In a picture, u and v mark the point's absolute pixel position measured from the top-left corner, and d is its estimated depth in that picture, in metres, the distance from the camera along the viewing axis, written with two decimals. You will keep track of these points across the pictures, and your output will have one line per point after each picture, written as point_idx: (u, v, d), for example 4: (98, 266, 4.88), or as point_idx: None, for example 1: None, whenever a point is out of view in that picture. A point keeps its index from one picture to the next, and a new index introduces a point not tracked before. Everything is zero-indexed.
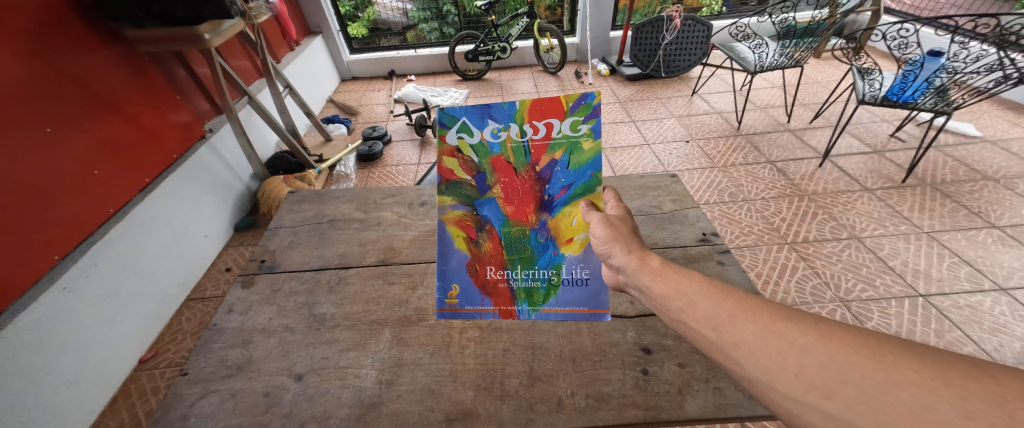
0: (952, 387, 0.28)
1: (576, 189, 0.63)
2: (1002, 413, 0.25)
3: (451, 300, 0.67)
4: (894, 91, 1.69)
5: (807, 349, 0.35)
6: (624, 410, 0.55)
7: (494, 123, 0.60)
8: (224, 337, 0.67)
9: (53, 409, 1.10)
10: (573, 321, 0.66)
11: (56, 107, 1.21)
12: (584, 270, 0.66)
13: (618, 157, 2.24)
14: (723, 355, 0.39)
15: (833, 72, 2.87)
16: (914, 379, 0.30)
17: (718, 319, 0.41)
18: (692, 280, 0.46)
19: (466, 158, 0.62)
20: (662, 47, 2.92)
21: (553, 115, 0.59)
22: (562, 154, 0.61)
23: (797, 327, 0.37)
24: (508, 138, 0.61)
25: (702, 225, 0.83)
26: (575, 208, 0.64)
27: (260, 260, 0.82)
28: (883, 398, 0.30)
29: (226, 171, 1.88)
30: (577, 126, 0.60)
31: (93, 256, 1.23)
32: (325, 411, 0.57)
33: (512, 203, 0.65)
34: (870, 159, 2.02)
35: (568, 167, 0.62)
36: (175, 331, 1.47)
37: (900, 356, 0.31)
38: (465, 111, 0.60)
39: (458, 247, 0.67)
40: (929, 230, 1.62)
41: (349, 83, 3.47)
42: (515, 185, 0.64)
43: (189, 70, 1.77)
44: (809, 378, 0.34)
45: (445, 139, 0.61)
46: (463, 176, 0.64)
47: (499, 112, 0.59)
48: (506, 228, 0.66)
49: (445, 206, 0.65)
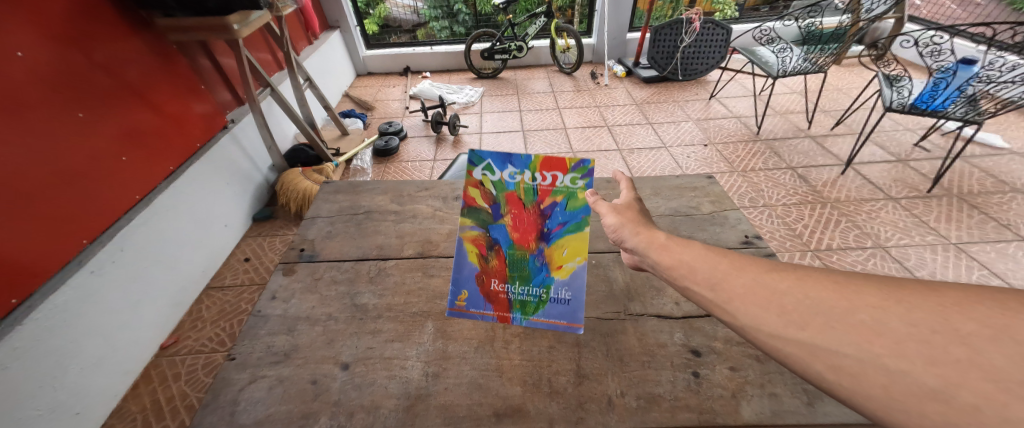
0: (902, 305, 0.33)
1: (574, 226, 0.64)
2: (940, 318, 0.31)
3: (459, 302, 0.68)
4: (923, 99, 1.68)
5: (788, 291, 0.39)
6: (677, 412, 0.54)
7: (514, 166, 0.63)
8: (269, 324, 0.67)
9: (79, 392, 1.10)
10: (553, 331, 0.66)
11: (87, 93, 1.21)
12: (568, 290, 0.66)
13: (635, 160, 2.23)
14: (719, 310, 0.42)
15: (855, 79, 2.84)
16: (872, 301, 0.34)
17: (713, 279, 0.44)
18: (692, 249, 0.48)
19: (488, 191, 0.66)
20: (680, 50, 2.89)
21: (563, 163, 0.62)
22: (566, 196, 0.64)
23: (781, 274, 0.41)
24: (524, 178, 0.64)
25: (744, 228, 0.84)
26: (572, 240, 0.65)
27: (299, 249, 0.83)
28: (848, 321, 0.34)
29: (246, 162, 1.89)
30: (582, 175, 0.62)
31: (119, 241, 1.23)
32: (373, 400, 0.56)
33: (518, 229, 0.66)
34: (894, 167, 2.00)
35: (571, 207, 0.64)
36: (196, 319, 1.47)
37: (865, 286, 0.35)
38: (490, 153, 0.63)
39: (470, 260, 0.68)
40: (957, 241, 1.60)
41: (364, 79, 3.48)
42: (523, 216, 0.66)
43: (213, 61, 1.78)
44: (789, 315, 0.37)
45: (469, 173, 0.65)
46: (482, 205, 0.66)
47: (519, 157, 0.62)
48: (510, 250, 0.67)
49: (463, 226, 0.68)
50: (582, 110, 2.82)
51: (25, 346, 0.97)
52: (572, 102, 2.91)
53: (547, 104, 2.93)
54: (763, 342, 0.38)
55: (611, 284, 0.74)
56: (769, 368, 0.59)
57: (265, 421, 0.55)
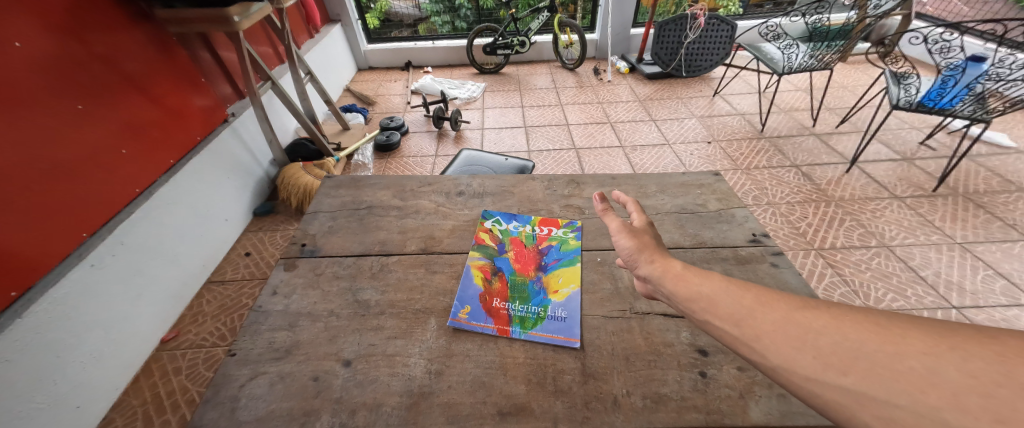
0: (954, 352, 0.31)
1: (566, 262, 0.78)
2: (1000, 367, 0.28)
3: (460, 314, 0.67)
4: (930, 96, 1.67)
5: (822, 331, 0.37)
6: (684, 412, 0.53)
7: (517, 222, 0.89)
8: (270, 320, 0.67)
9: (79, 385, 1.10)
10: (550, 344, 0.63)
11: (87, 85, 1.20)
12: (563, 310, 0.68)
13: (638, 157, 2.21)
14: (747, 348, 0.41)
15: (861, 77, 2.82)
16: (918, 346, 0.32)
17: (738, 315, 0.43)
18: (711, 281, 0.48)
19: (495, 235, 0.85)
20: (684, 46, 2.87)
21: (553, 223, 0.89)
22: (557, 243, 0.83)
23: (812, 313, 0.40)
24: (524, 230, 0.87)
25: (752, 226, 0.85)
26: (566, 273, 0.76)
27: (301, 244, 0.82)
28: (895, 367, 0.32)
29: (247, 156, 1.88)
30: (567, 232, 0.86)
31: (119, 235, 1.22)
32: (375, 398, 0.56)
33: (520, 262, 0.79)
34: (899, 166, 1.99)
35: (561, 249, 0.81)
36: (196, 313, 1.47)
37: (907, 327, 0.34)
38: (501, 213, 0.92)
39: (474, 281, 0.74)
40: (962, 241, 1.59)
41: (366, 73, 3.46)
42: (523, 252, 0.81)
43: (213, 54, 1.76)
44: (826, 358, 0.36)
45: (483, 223, 0.88)
46: (489, 243, 0.83)
47: (520, 217, 0.91)
48: (512, 277, 0.76)
49: (472, 257, 0.79)
50: (585, 106, 2.80)
51: (24, 338, 0.97)
52: (575, 98, 2.89)
53: (549, 100, 2.91)
54: (798, 385, 0.36)
55: (616, 282, 0.73)
56: None
57: (266, 418, 0.54)
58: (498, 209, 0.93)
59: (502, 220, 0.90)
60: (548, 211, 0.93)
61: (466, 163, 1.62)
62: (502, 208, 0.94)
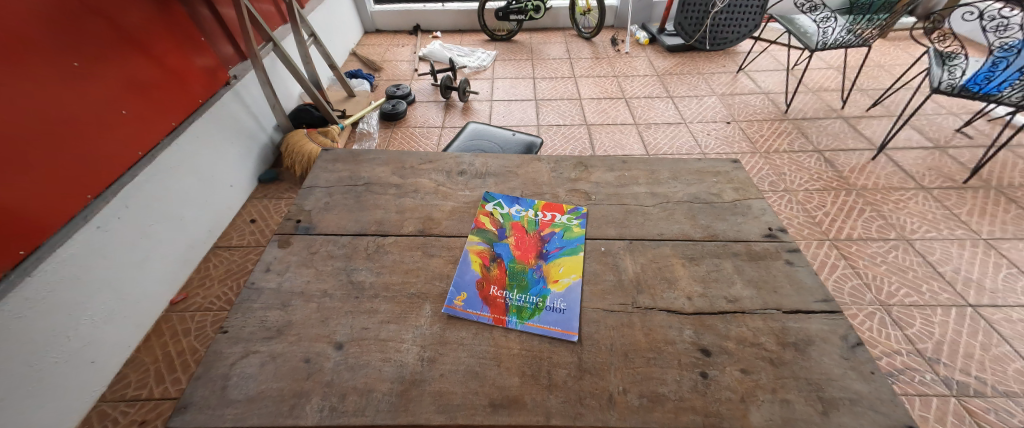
0: None
1: (567, 251, 0.75)
2: None
3: (455, 301, 0.65)
4: (976, 80, 1.57)
5: None
6: (681, 413, 0.51)
7: (519, 206, 0.85)
8: (263, 298, 0.66)
9: (91, 341, 1.13)
10: (546, 338, 0.61)
11: (82, 39, 1.14)
12: (563, 301, 0.66)
13: (652, 135, 2.12)
14: None
15: (900, 55, 2.64)
16: None
17: None
18: None
19: (495, 219, 0.82)
20: (711, 16, 2.68)
21: (557, 210, 0.85)
22: (558, 231, 0.80)
23: None
24: (526, 214, 0.83)
25: (768, 219, 0.80)
26: (565, 262, 0.73)
27: (296, 220, 0.81)
28: None
29: (249, 120, 1.85)
30: (570, 219, 0.82)
31: (123, 198, 1.21)
32: (367, 383, 0.54)
33: (520, 248, 0.75)
34: (931, 155, 1.88)
35: (563, 238, 0.78)
36: (204, 276, 1.50)
37: None
38: (502, 197, 0.88)
39: (473, 268, 0.71)
40: (988, 237, 1.51)
41: (373, 36, 3.33)
42: (524, 239, 0.77)
43: (212, 11, 1.68)
44: None
45: (483, 206, 0.85)
46: (489, 227, 0.80)
47: (523, 201, 0.87)
48: (511, 264, 0.73)
49: (471, 242, 0.76)
50: (600, 79, 2.67)
51: (35, 297, 0.98)
52: (589, 70, 2.75)
53: (563, 71, 2.78)
54: None
55: (619, 274, 0.70)
56: (783, 373, 0.55)
57: (255, 398, 0.53)
58: (501, 191, 0.89)
59: (504, 203, 0.86)
60: (553, 195, 0.89)
61: (471, 137, 1.56)
62: (504, 190, 0.90)
